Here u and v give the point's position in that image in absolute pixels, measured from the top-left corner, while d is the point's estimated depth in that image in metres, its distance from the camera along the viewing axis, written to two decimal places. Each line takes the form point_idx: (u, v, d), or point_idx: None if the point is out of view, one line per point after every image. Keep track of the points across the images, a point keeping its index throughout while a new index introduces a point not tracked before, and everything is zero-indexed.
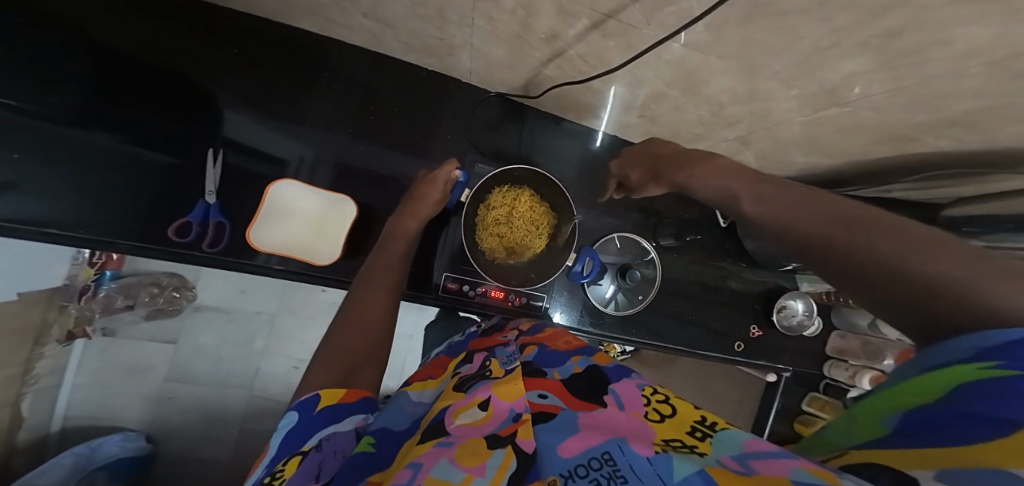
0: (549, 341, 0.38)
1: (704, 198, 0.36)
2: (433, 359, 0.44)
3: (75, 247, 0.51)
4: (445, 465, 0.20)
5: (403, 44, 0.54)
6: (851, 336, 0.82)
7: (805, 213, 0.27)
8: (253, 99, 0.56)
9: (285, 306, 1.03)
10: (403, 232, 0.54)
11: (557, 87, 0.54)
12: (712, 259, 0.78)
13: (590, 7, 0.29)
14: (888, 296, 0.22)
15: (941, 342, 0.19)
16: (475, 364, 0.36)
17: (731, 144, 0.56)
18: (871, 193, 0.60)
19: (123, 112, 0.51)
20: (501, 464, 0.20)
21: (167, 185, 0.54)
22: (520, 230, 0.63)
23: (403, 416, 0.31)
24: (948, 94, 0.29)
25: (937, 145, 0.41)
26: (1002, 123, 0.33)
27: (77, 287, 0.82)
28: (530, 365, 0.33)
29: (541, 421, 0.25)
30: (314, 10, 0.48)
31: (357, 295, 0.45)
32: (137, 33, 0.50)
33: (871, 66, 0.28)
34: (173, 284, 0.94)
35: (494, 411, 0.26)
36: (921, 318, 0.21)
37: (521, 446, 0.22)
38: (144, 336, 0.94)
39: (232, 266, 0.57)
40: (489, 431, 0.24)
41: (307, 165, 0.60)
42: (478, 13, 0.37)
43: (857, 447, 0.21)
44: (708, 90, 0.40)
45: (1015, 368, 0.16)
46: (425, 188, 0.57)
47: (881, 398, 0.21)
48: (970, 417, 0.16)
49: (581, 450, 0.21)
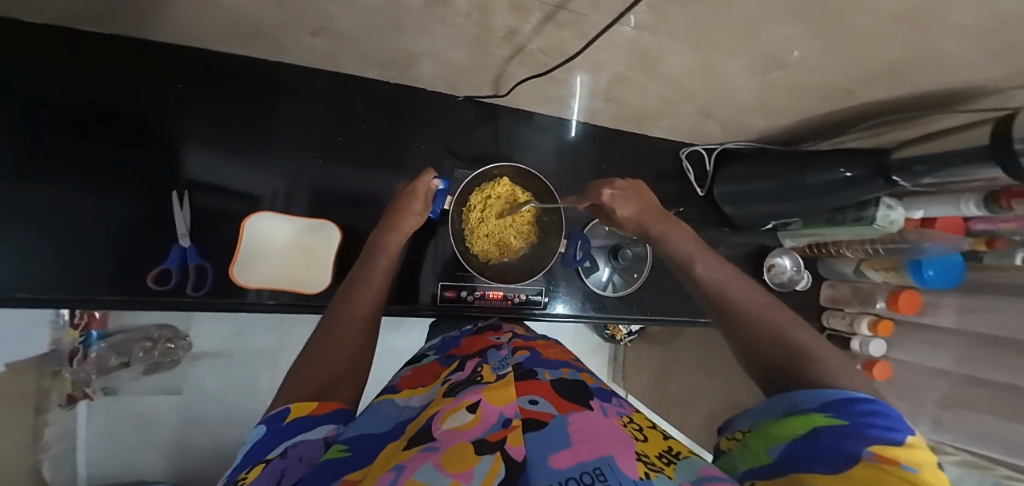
0: (541, 349, 0.41)
1: (669, 249, 0.50)
2: (425, 366, 0.45)
3: (51, 308, 0.50)
4: (430, 468, 0.16)
5: (362, 59, 0.53)
6: (841, 285, 0.82)
7: (736, 293, 0.43)
8: (214, 137, 0.56)
9: (284, 343, 1.03)
10: (387, 246, 0.54)
11: (522, 82, 0.54)
12: (698, 228, 0.79)
13: (540, 2, 0.29)
14: (778, 352, 0.37)
15: (800, 400, 0.31)
16: (466, 371, 0.36)
17: (695, 116, 0.58)
18: (828, 146, 0.64)
19: (80, 167, 0.50)
20: (489, 470, 0.16)
21: (137, 235, 0.53)
22: (505, 226, 0.64)
23: (386, 420, 0.31)
24: (872, 51, 0.31)
25: (874, 98, 0.43)
26: (936, 74, 0.34)
27: (65, 351, 0.82)
28: (523, 366, 0.34)
29: (533, 428, 0.22)
30: (262, 35, 0.47)
31: (343, 316, 0.44)
32: (85, 87, 0.49)
33: (804, 31, 0.28)
34: (166, 336, 0.94)
35: (482, 416, 0.24)
36: (777, 365, 0.37)
37: (511, 453, 0.18)
38: (147, 389, 0.94)
39: (219, 307, 0.57)
40: (478, 437, 0.21)
41: (281, 196, 0.60)
42: (434, 18, 0.37)
43: (752, 474, 0.30)
44: (665, 69, 0.41)
45: (845, 420, 0.27)
46: (405, 198, 0.58)
47: (766, 436, 0.31)
48: (825, 451, 0.26)
49: (573, 462, 0.18)
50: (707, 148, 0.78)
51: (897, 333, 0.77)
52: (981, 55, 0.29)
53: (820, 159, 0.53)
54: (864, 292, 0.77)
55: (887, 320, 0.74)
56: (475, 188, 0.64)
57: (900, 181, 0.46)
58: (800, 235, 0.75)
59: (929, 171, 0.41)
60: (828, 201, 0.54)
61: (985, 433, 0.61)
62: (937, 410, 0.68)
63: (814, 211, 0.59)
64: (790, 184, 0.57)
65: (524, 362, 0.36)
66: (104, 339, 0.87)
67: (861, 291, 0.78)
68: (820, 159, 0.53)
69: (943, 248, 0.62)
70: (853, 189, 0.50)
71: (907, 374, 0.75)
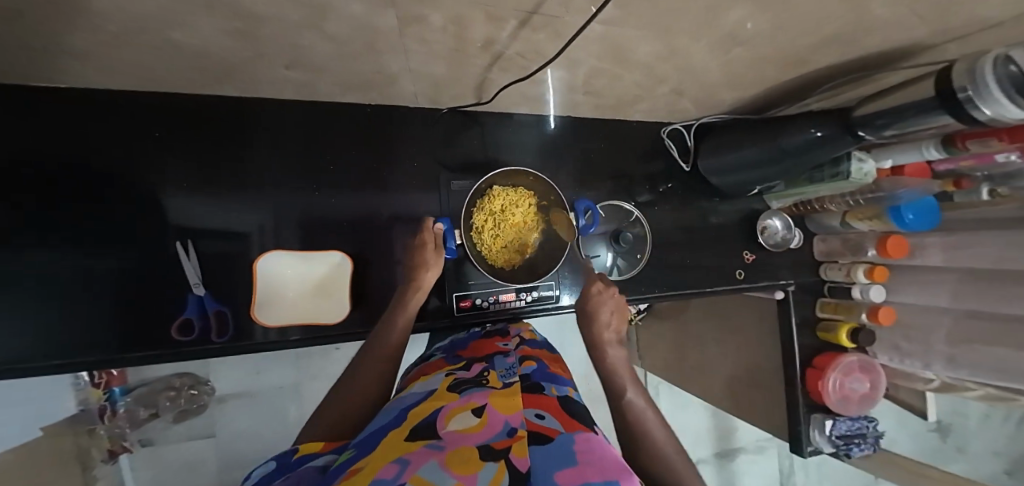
0: (547, 363, 0.46)
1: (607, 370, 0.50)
2: (433, 360, 0.51)
3: (79, 372, 0.51)
4: (435, 467, 0.19)
5: (339, 85, 0.54)
6: (831, 238, 0.83)
7: (652, 423, 0.42)
8: (206, 184, 0.57)
9: (306, 373, 1.06)
10: (412, 305, 0.55)
11: (504, 87, 0.55)
12: (689, 201, 0.81)
13: (514, 10, 0.30)
14: None
15: None
16: (472, 371, 0.42)
17: (669, 96, 0.60)
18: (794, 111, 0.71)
19: (85, 230, 0.51)
20: (495, 477, 0.18)
21: (150, 289, 0.54)
22: (517, 228, 0.68)
23: (390, 413, 0.35)
24: (823, 17, 0.32)
25: (833, 56, 0.45)
26: (889, 27, 0.36)
27: (94, 409, 0.84)
28: (529, 381, 0.38)
29: (538, 443, 0.24)
30: (233, 73, 0.47)
31: (368, 348, 0.49)
32: (79, 154, 0.51)
33: (756, 9, 0.30)
34: (188, 383, 0.96)
35: (491, 424, 0.27)
36: None
37: (516, 464, 0.20)
38: (182, 436, 0.96)
39: (240, 352, 0.58)
40: (486, 443, 0.24)
41: (269, 232, 0.60)
42: (410, 38, 0.37)
43: None
44: (637, 57, 0.42)
45: None
46: (420, 252, 0.59)
47: None
48: None
49: (578, 479, 0.19)
50: (685, 124, 0.80)
51: (896, 276, 0.78)
52: (926, 5, 0.30)
53: (791, 125, 0.55)
54: (853, 242, 0.79)
55: (882, 266, 0.76)
56: (474, 207, 0.66)
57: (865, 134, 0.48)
58: (785, 196, 0.77)
59: (890, 122, 0.45)
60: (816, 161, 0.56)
61: (996, 363, 0.62)
62: (948, 347, 0.69)
63: (798, 172, 0.61)
64: (771, 154, 0.59)
65: (530, 374, 0.40)
66: (128, 394, 0.89)
67: (850, 240, 0.79)
68: (795, 121, 0.54)
69: (919, 193, 0.64)
70: (824, 147, 0.52)
71: (913, 316, 0.76)
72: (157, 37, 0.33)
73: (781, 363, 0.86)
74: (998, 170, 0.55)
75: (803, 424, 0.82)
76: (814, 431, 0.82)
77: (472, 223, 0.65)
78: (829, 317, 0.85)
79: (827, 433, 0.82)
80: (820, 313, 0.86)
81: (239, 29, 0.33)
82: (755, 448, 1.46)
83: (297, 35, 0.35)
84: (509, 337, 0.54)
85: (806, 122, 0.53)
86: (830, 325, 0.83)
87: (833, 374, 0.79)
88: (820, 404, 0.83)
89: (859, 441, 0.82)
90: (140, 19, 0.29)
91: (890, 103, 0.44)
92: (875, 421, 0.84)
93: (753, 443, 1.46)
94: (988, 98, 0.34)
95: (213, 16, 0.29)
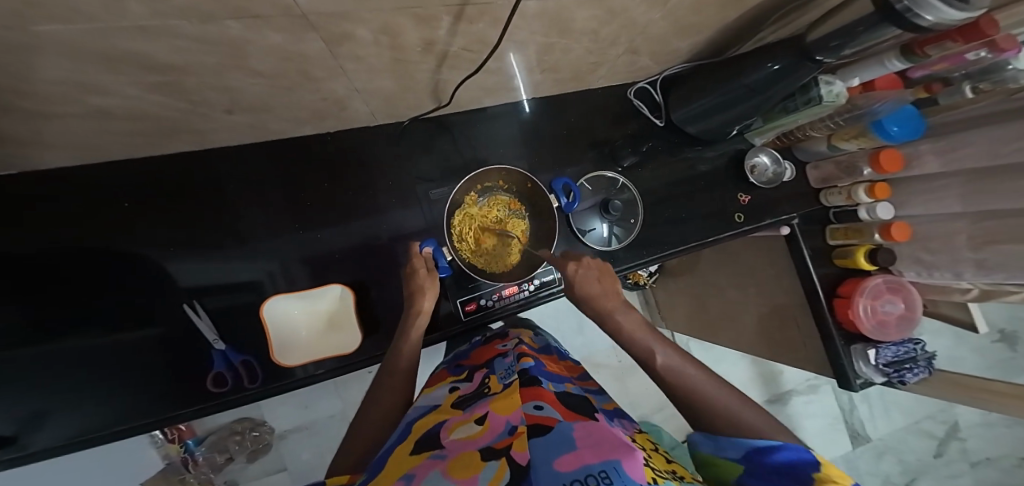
0: (545, 361, 0.50)
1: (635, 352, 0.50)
2: (439, 374, 0.60)
3: (144, 433, 0.55)
4: (444, 480, 0.25)
5: (290, 120, 0.54)
6: (824, 163, 0.81)
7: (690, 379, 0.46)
8: (188, 243, 0.57)
9: (349, 401, 1.11)
10: (416, 330, 0.56)
11: (460, 85, 0.54)
12: (674, 155, 0.79)
13: (442, 5, 0.28)
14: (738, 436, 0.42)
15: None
16: (475, 383, 0.49)
17: (625, 56, 0.58)
18: (754, 45, 0.69)
19: (90, 311, 0.53)
20: (496, 475, 0.25)
21: (177, 351, 0.56)
22: (494, 227, 0.69)
23: (398, 430, 0.42)
24: None
25: None
26: None
27: (176, 461, 0.96)
28: (527, 373, 0.42)
29: (537, 432, 0.29)
30: (182, 128, 0.47)
31: (386, 376, 0.53)
32: (59, 240, 0.52)
33: None
34: (248, 426, 1.03)
35: (494, 430, 0.31)
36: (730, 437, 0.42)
37: (517, 458, 0.26)
38: (259, 472, 1.05)
39: (279, 391, 0.59)
40: (488, 445, 0.29)
41: (279, 276, 0.61)
42: (345, 57, 0.36)
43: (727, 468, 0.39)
44: (578, 24, 0.41)
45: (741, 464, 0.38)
46: (414, 279, 0.59)
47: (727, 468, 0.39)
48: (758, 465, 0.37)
49: (577, 465, 0.24)
50: (650, 81, 0.78)
51: (906, 188, 0.75)
52: None
53: (751, 58, 0.55)
54: (847, 164, 0.76)
55: (882, 182, 0.75)
56: (454, 241, 0.68)
57: (823, 59, 0.49)
58: (766, 130, 0.75)
59: (844, 43, 0.45)
60: (781, 93, 0.56)
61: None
62: (972, 253, 0.66)
63: (767, 106, 0.61)
64: (743, 95, 0.58)
65: (530, 369, 0.44)
66: (201, 443, 0.99)
67: (842, 163, 0.77)
68: (752, 57, 0.55)
69: (893, 104, 0.64)
70: (789, 78, 0.53)
71: (930, 227, 0.72)
72: (83, 104, 0.33)
73: (803, 296, 0.84)
74: (975, 67, 0.53)
75: (844, 356, 0.80)
76: (858, 362, 0.80)
77: (453, 231, 0.68)
78: (843, 243, 0.82)
79: (873, 362, 0.79)
80: (831, 241, 0.84)
81: (161, 81, 0.32)
82: (806, 388, 1.45)
83: (225, 77, 0.34)
84: (508, 340, 0.59)
85: (764, 57, 0.53)
86: (847, 251, 0.80)
87: (862, 299, 0.77)
88: (856, 333, 0.81)
89: (911, 366, 0.80)
90: (62, 88, 0.29)
91: (837, 23, 0.44)
92: (922, 343, 0.82)
93: (803, 384, 1.45)
94: (926, 9, 0.38)
95: (131, 72, 0.29)
